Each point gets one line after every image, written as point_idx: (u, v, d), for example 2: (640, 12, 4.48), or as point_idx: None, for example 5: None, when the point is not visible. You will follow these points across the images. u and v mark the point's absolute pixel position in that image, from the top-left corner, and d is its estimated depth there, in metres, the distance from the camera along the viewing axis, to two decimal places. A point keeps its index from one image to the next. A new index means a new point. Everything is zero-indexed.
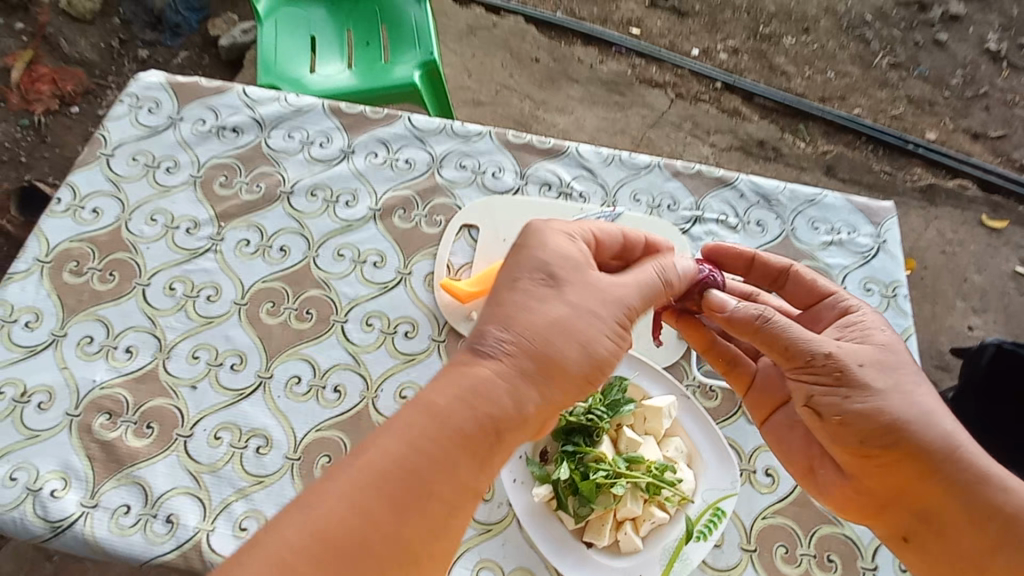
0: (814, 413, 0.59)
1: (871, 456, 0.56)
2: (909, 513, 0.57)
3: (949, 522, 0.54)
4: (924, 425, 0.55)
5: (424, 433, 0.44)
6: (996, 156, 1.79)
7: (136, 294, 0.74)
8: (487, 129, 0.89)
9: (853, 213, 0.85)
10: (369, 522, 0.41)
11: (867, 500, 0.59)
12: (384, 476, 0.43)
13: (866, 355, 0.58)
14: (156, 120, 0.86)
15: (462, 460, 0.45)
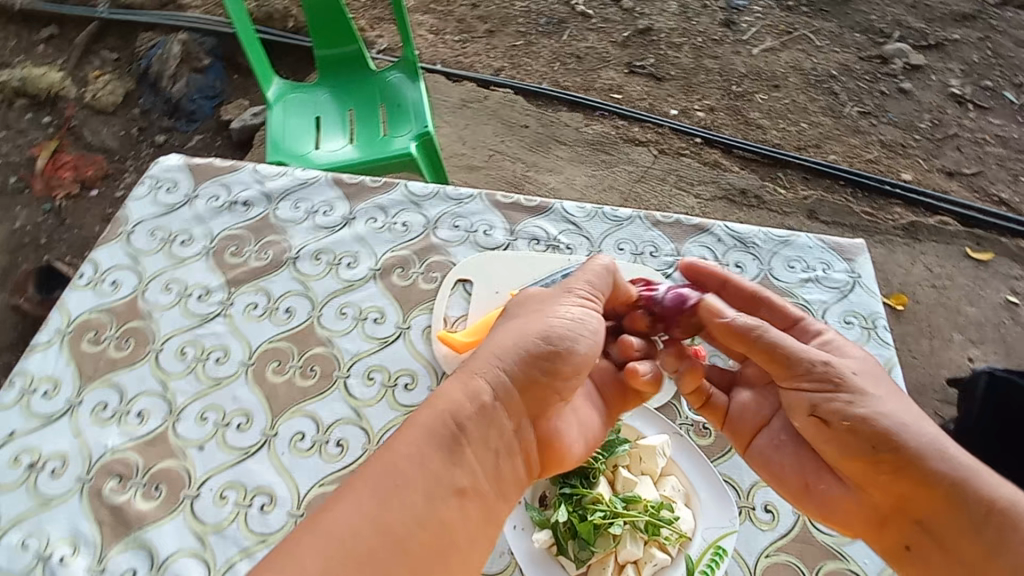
0: (821, 422, 0.62)
1: (872, 462, 0.58)
2: (914, 524, 0.57)
3: (943, 525, 0.55)
4: (911, 429, 0.58)
5: (423, 451, 0.54)
6: (972, 192, 1.86)
7: (149, 359, 0.78)
8: (478, 192, 0.96)
9: (827, 251, 0.89)
10: (378, 527, 0.49)
11: (868, 510, 0.61)
12: (393, 487, 0.51)
13: (857, 366, 0.64)
14: (173, 199, 0.93)
15: (453, 458, 0.54)
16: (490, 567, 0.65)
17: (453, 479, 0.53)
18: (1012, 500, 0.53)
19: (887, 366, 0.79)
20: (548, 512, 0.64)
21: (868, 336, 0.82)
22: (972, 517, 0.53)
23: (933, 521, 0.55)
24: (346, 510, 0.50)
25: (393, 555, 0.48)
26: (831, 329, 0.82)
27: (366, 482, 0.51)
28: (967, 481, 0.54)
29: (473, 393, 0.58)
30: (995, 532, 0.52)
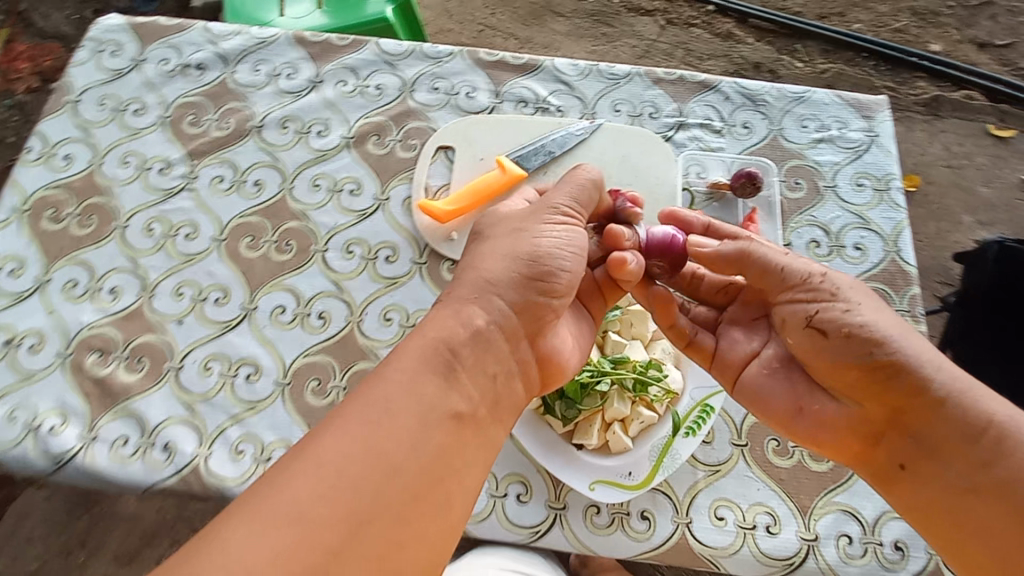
0: (814, 334, 0.54)
1: (865, 372, 0.51)
2: (905, 436, 0.50)
3: (935, 439, 0.47)
4: (900, 336, 0.51)
5: (416, 377, 0.46)
6: (1003, 66, 1.69)
7: (115, 236, 0.74)
8: (459, 49, 0.85)
9: (844, 108, 0.81)
10: (372, 461, 0.41)
11: (858, 430, 0.53)
12: (391, 415, 0.43)
13: (852, 276, 0.56)
14: (119, 63, 0.83)
15: (453, 389, 0.46)
16: None
17: (451, 407, 0.45)
18: (1014, 414, 0.45)
19: (897, 229, 0.74)
20: None
21: (879, 199, 0.76)
22: (969, 431, 0.46)
23: (927, 435, 0.48)
24: (339, 439, 0.41)
25: (392, 494, 0.41)
26: (839, 191, 0.77)
27: (361, 410, 0.43)
28: (965, 392, 0.47)
29: (468, 317, 0.51)
30: (992, 446, 0.45)
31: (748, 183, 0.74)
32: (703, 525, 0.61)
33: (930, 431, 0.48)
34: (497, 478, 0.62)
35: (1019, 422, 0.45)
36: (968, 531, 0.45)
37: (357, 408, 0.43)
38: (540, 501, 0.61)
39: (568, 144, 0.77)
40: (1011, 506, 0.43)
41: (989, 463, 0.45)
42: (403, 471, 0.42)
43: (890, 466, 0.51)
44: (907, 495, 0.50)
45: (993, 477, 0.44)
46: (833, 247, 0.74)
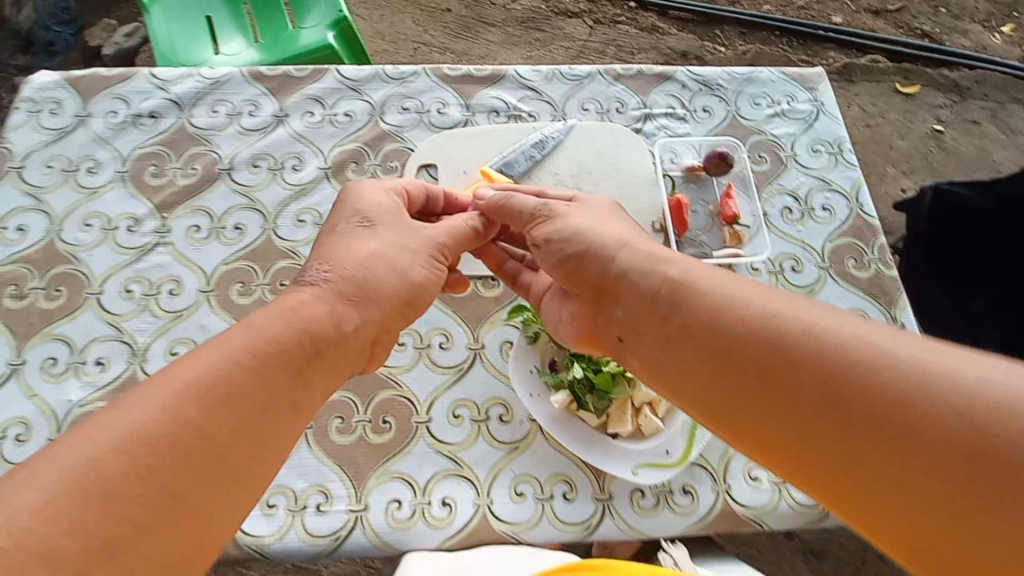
0: (538, 249, 0.62)
1: (574, 266, 0.57)
2: (614, 309, 0.52)
3: (630, 305, 0.50)
4: (589, 239, 0.57)
5: (258, 356, 0.41)
6: (898, 28, 1.87)
7: (90, 305, 0.69)
8: (422, 68, 0.86)
9: (789, 83, 0.88)
10: (189, 430, 0.35)
11: (588, 320, 0.56)
12: (220, 392, 0.38)
13: (586, 212, 0.63)
14: (61, 122, 0.79)
15: (299, 366, 0.43)
16: (509, 436, 0.65)
17: (293, 394, 0.41)
18: (685, 271, 0.48)
19: (855, 187, 0.81)
20: (561, 375, 0.65)
21: (835, 161, 0.83)
22: (654, 292, 0.48)
23: (627, 305, 0.50)
24: (148, 413, 0.35)
25: (206, 470, 0.35)
26: (799, 159, 0.83)
27: (183, 379, 0.37)
28: (646, 263, 0.51)
29: (335, 314, 0.48)
30: (668, 300, 0.47)
31: (720, 163, 0.78)
32: (742, 489, 0.63)
33: (628, 301, 0.50)
34: (541, 481, 0.63)
35: (688, 275, 0.47)
36: (710, 399, 0.42)
37: (175, 382, 0.37)
38: (586, 496, 0.62)
39: (547, 147, 0.79)
40: (706, 352, 0.43)
41: (681, 312, 0.45)
42: (213, 450, 0.36)
43: (613, 339, 0.53)
44: (637, 365, 0.50)
45: (672, 326, 0.46)
46: (804, 211, 0.79)
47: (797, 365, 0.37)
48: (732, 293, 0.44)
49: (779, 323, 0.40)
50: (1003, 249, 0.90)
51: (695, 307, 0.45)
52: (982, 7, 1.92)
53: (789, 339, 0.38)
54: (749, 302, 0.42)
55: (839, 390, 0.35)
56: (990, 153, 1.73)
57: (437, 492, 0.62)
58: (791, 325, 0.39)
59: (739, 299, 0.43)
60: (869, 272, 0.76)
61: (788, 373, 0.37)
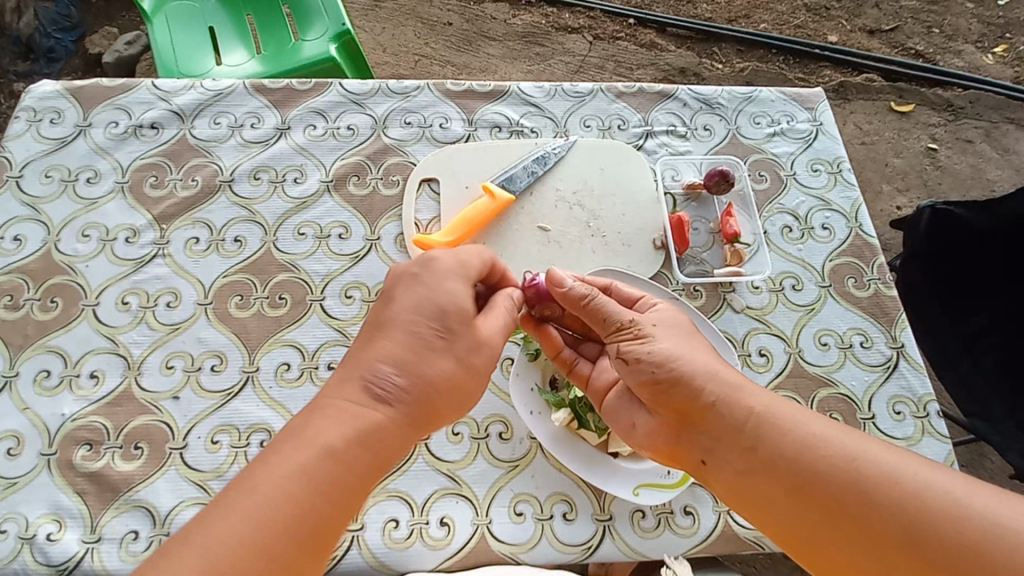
0: (623, 364, 0.59)
1: (663, 387, 0.56)
2: (696, 435, 0.54)
3: (720, 432, 0.52)
4: (680, 357, 0.57)
5: (324, 468, 0.43)
6: (893, 48, 1.90)
7: (86, 317, 0.69)
8: (425, 83, 0.86)
9: (788, 102, 0.89)
10: (263, 550, 0.39)
11: (668, 439, 0.56)
12: (279, 504, 0.40)
13: (662, 315, 0.61)
14: (61, 131, 0.78)
15: (360, 473, 0.45)
16: (509, 454, 0.64)
17: (354, 499, 0.44)
18: (767, 403, 0.51)
19: (855, 207, 0.82)
20: (562, 393, 0.66)
21: (834, 180, 0.83)
22: (743, 420, 0.51)
23: (716, 433, 0.52)
24: (222, 536, 0.39)
25: None
26: (799, 178, 0.83)
27: (253, 501, 0.40)
28: (733, 391, 0.53)
29: (388, 407, 0.48)
30: (755, 432, 0.50)
31: (722, 180, 0.78)
32: None
33: (713, 427, 0.53)
34: (540, 501, 0.62)
35: (772, 408, 0.51)
36: (794, 530, 0.47)
37: (245, 502, 0.40)
38: (586, 516, 0.62)
39: (549, 163, 0.79)
40: (795, 490, 0.47)
41: (762, 448, 0.49)
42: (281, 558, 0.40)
43: (693, 462, 0.55)
44: (719, 489, 0.53)
45: (760, 458, 0.49)
46: (804, 230, 0.80)
47: (878, 512, 0.43)
48: (812, 430, 0.49)
49: (862, 466, 0.45)
50: (998, 278, 0.93)
51: (781, 441, 0.49)
52: (974, 29, 1.95)
53: (872, 483, 0.44)
54: (828, 440, 0.47)
55: (917, 536, 0.41)
56: (983, 172, 1.75)
57: (435, 512, 0.61)
58: (870, 469, 0.45)
59: (823, 437, 0.48)
60: (869, 291, 0.76)
61: (869, 521, 0.43)
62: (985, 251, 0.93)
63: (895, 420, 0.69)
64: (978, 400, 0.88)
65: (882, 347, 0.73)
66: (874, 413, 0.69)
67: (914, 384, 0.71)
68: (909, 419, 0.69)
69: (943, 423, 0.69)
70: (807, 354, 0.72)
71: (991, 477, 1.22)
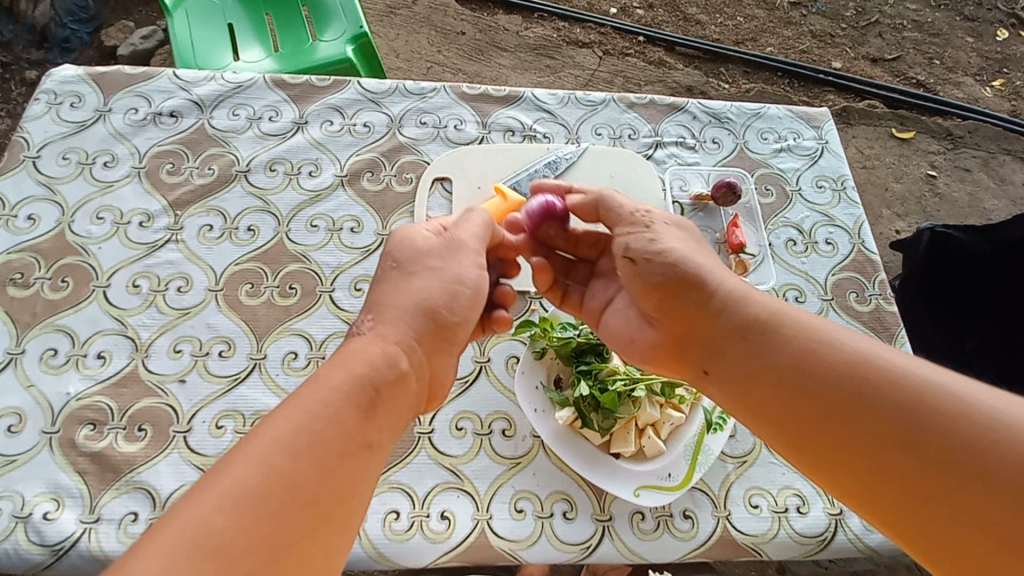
0: (629, 264, 0.65)
1: (669, 290, 0.61)
2: (699, 344, 0.58)
3: (724, 334, 0.56)
4: (689, 266, 0.61)
5: (330, 404, 0.45)
6: (895, 76, 1.94)
7: (96, 297, 0.69)
8: (441, 85, 0.88)
9: (795, 120, 0.91)
10: (275, 478, 0.40)
11: (669, 346, 0.61)
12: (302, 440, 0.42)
13: (667, 227, 0.67)
14: (81, 115, 0.79)
15: (366, 407, 0.47)
16: (511, 451, 0.65)
17: (366, 435, 0.46)
18: (774, 312, 0.55)
19: (858, 223, 0.83)
20: (566, 392, 0.65)
21: (838, 198, 0.85)
22: (745, 325, 0.55)
23: (717, 336, 0.57)
24: (249, 465, 0.40)
25: (293, 512, 0.39)
26: (804, 193, 0.85)
27: (271, 434, 0.42)
28: (740, 302, 0.57)
29: (389, 352, 0.51)
30: (758, 340, 0.54)
31: (728, 193, 0.80)
32: (742, 516, 0.63)
33: (717, 335, 0.57)
34: (541, 499, 0.62)
35: (777, 317, 0.54)
36: (798, 430, 0.50)
37: (267, 435, 0.42)
38: (586, 516, 0.62)
39: (560, 168, 0.81)
40: (796, 388, 0.50)
41: (762, 356, 0.53)
42: (300, 493, 0.40)
43: (694, 372, 0.59)
44: (719, 396, 0.56)
45: (764, 361, 0.53)
46: (808, 244, 0.81)
47: (881, 411, 0.45)
48: (818, 338, 0.51)
49: (862, 370, 0.47)
50: (1000, 297, 0.92)
51: (784, 345, 0.52)
52: (974, 62, 2.00)
53: (877, 385, 0.46)
54: (839, 345, 0.50)
55: (913, 426, 0.44)
56: (981, 201, 1.78)
57: (436, 505, 0.61)
58: (879, 372, 0.47)
59: (829, 342, 0.51)
60: (870, 306, 0.77)
61: (872, 418, 0.45)
62: (986, 270, 0.94)
63: None
64: None
65: None
66: None
67: None
68: None
69: None
70: None
71: None
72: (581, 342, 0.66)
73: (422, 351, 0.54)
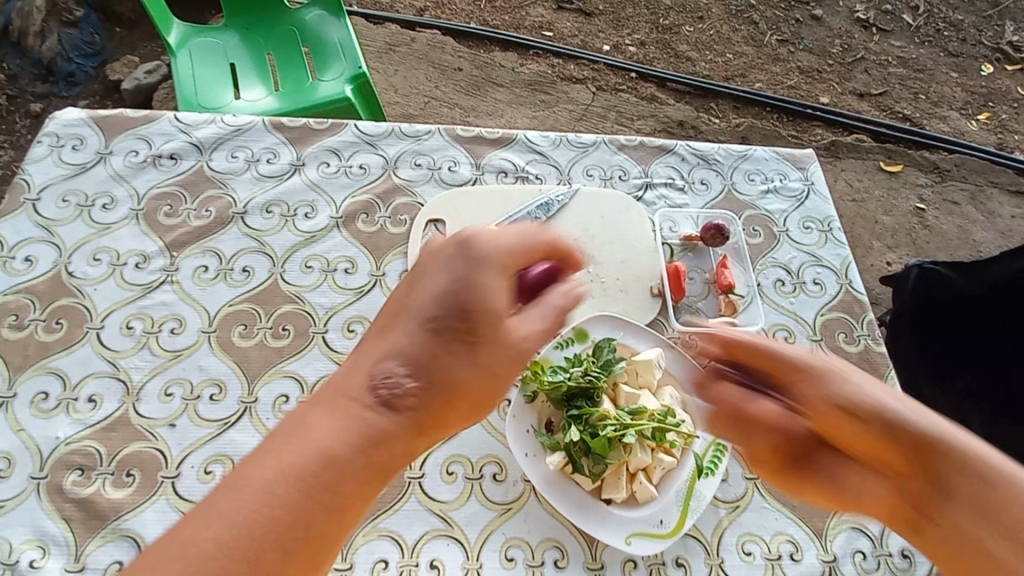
0: (833, 415, 0.43)
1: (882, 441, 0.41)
2: (924, 484, 0.39)
3: (960, 487, 0.38)
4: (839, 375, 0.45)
5: (345, 436, 0.43)
6: (881, 110, 1.99)
7: (90, 339, 0.69)
8: (436, 127, 0.90)
9: (782, 162, 0.93)
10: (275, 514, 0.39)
11: (894, 497, 0.41)
12: (321, 455, 0.41)
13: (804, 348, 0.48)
14: (83, 158, 0.81)
15: (389, 439, 0.44)
16: (501, 496, 0.64)
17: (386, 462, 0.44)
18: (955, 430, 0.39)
19: (844, 264, 0.85)
20: (557, 436, 0.64)
21: (825, 238, 0.87)
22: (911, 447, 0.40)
23: (953, 493, 0.38)
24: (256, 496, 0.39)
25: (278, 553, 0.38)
26: (791, 234, 0.87)
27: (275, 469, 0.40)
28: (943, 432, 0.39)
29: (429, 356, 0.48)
30: (952, 465, 0.38)
31: (717, 234, 0.81)
32: (735, 563, 0.63)
33: (956, 473, 0.38)
34: (531, 547, 0.62)
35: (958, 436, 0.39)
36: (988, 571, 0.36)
37: (277, 465, 0.41)
38: (578, 564, 0.61)
39: (552, 210, 0.83)
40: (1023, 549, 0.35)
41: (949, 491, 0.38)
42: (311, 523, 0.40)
43: (908, 521, 0.41)
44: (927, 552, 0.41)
45: (980, 501, 0.37)
46: (796, 284, 0.82)
47: None
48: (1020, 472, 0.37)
49: None
50: (997, 339, 0.92)
51: (982, 477, 0.37)
52: (959, 97, 2.05)
53: None
54: None
55: None
56: (969, 233, 1.81)
57: (425, 553, 0.61)
58: None
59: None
60: (859, 346, 0.78)
61: None
62: (977, 310, 0.94)
63: None
64: None
65: None
66: None
67: None
68: None
69: None
70: None
71: None
72: (572, 386, 0.64)
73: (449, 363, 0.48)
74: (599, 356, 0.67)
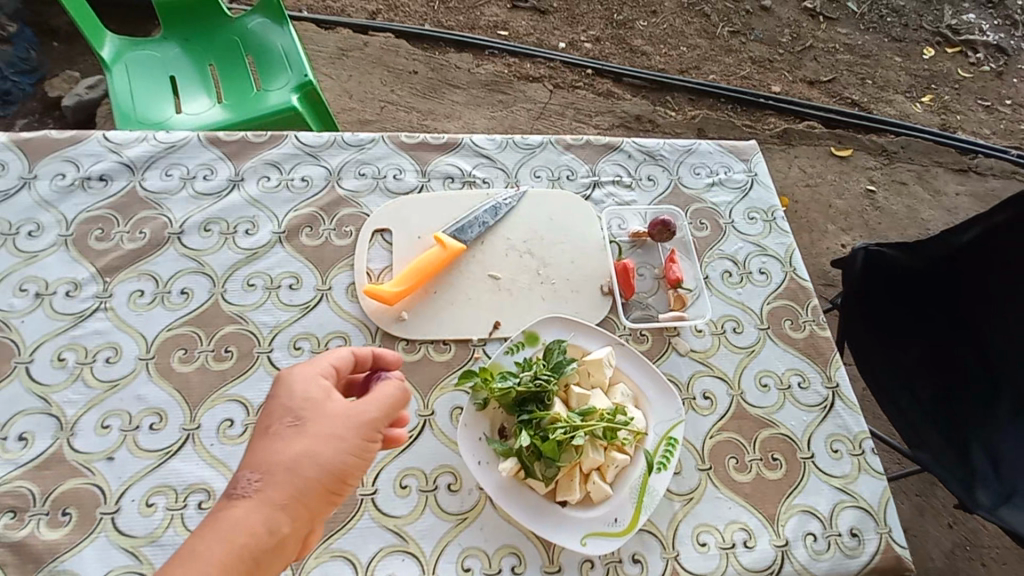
0: None
1: None
2: None
3: None
4: None
5: (237, 516, 0.46)
6: (830, 97, 2.04)
7: (19, 374, 0.66)
8: (380, 135, 0.89)
9: (726, 154, 0.94)
10: None
11: None
12: (228, 535, 0.44)
13: None
14: (5, 184, 0.77)
15: (286, 505, 0.47)
16: (457, 506, 0.64)
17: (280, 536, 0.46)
18: None
19: (789, 252, 0.86)
20: (509, 442, 0.64)
21: (769, 227, 0.88)
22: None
23: None
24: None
25: None
26: (737, 225, 0.88)
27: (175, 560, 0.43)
28: None
29: (290, 436, 0.50)
30: None
31: (663, 229, 0.82)
32: (691, 555, 0.64)
33: None
34: (488, 555, 0.62)
35: None
36: None
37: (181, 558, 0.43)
38: (535, 568, 0.62)
39: (500, 213, 0.82)
40: None
41: None
42: None
43: None
44: None
45: None
46: (743, 274, 0.84)
47: None
48: None
49: None
50: (922, 316, 1.00)
51: None
52: (903, 81, 2.11)
53: None
54: None
55: None
56: (917, 212, 1.87)
57: (380, 570, 0.60)
58: None
59: None
60: (805, 333, 0.80)
61: None
62: (915, 291, 1.00)
63: (833, 458, 0.71)
64: (918, 430, 0.90)
65: (818, 387, 0.76)
66: (813, 453, 0.71)
67: (850, 423, 0.74)
68: (846, 457, 0.71)
69: (877, 460, 0.72)
70: (749, 396, 0.74)
71: (935, 507, 1.30)
72: (522, 391, 0.63)
73: (301, 440, 0.49)
74: (550, 359, 0.66)
